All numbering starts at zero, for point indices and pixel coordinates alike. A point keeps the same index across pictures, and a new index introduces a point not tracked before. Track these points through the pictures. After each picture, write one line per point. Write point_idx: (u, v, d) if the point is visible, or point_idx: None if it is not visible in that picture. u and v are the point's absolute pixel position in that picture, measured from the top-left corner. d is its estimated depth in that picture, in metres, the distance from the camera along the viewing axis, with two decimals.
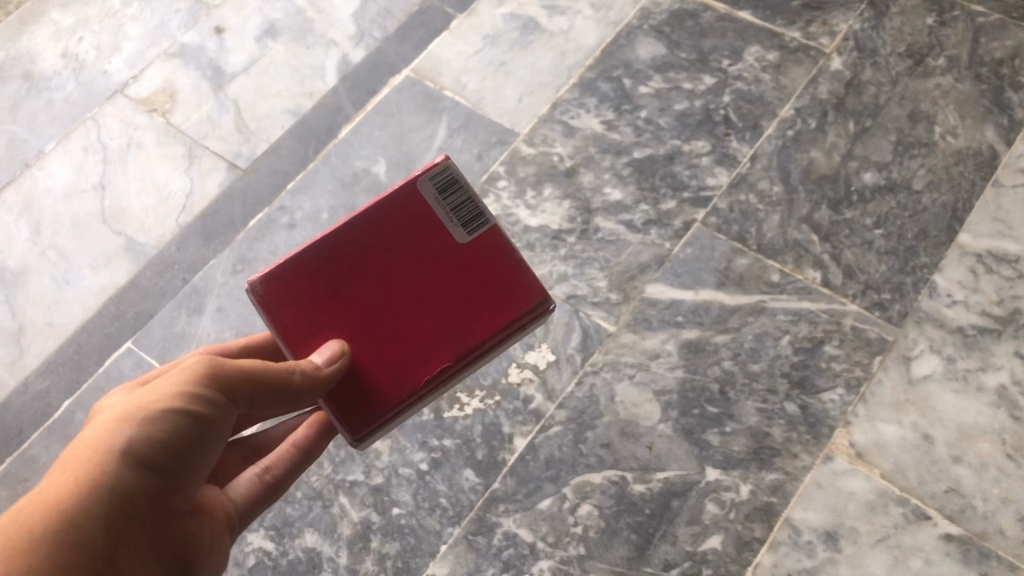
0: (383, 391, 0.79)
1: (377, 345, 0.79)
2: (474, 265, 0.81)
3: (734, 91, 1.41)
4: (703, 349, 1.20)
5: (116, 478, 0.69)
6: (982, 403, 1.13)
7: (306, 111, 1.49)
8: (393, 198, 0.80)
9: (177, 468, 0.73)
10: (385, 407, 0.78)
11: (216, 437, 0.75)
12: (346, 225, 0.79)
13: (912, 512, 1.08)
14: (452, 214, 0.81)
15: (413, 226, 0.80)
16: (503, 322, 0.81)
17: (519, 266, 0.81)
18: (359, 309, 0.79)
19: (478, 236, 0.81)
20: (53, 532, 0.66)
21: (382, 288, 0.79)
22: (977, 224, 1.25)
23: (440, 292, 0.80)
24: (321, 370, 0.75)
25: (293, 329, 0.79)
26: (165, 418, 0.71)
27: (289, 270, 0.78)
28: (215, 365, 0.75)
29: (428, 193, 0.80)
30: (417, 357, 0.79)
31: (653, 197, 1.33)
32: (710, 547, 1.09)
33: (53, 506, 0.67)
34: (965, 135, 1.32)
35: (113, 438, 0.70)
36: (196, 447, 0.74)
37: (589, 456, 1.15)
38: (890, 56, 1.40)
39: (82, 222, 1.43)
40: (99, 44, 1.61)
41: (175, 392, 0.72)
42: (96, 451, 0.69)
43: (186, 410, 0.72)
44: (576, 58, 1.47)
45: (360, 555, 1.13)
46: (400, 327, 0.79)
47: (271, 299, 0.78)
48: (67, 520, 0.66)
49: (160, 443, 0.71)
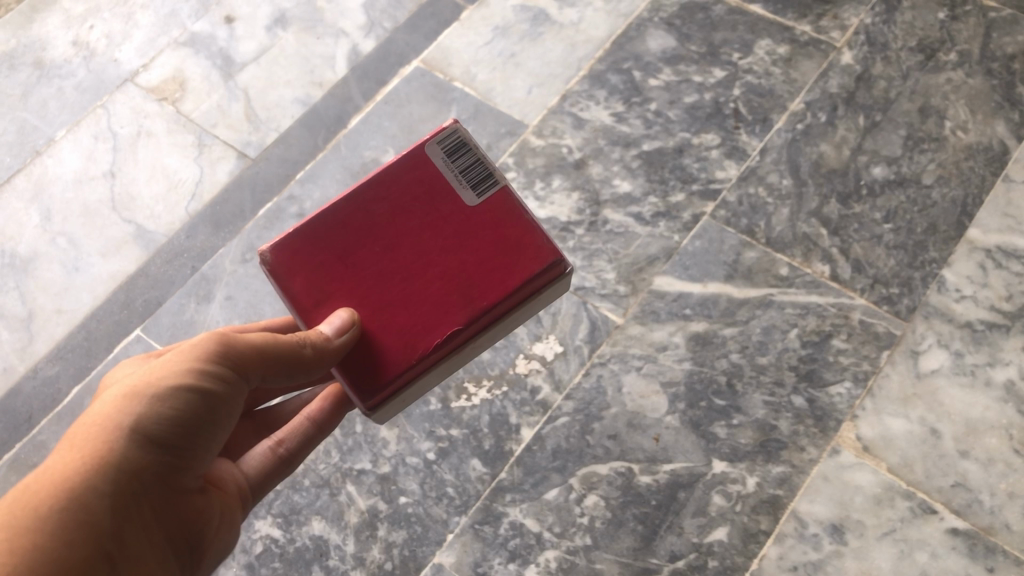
0: (394, 356, 0.77)
1: (387, 312, 0.78)
2: (483, 227, 0.80)
3: (744, 84, 1.40)
4: (711, 341, 1.20)
5: (124, 456, 0.70)
6: (991, 398, 1.13)
7: (316, 100, 1.49)
8: (402, 164, 0.81)
9: (186, 445, 0.74)
10: (396, 371, 0.77)
11: (226, 413, 0.76)
12: (355, 193, 0.80)
13: (918, 506, 1.08)
14: (461, 177, 0.80)
15: (422, 191, 0.80)
16: (514, 284, 0.78)
17: (530, 228, 0.80)
18: (369, 275, 0.79)
19: (488, 199, 0.80)
20: (58, 510, 0.67)
21: (391, 254, 0.79)
22: (987, 219, 1.25)
23: (450, 257, 0.79)
24: (331, 342, 0.73)
25: (302, 298, 0.78)
26: (174, 396, 0.72)
27: (298, 238, 0.79)
28: (226, 340, 0.75)
29: (437, 157, 0.81)
30: (428, 322, 0.78)
31: (662, 189, 1.33)
32: (716, 538, 1.09)
33: (59, 484, 0.68)
34: (976, 130, 1.31)
35: (121, 414, 0.71)
36: (206, 424, 0.74)
37: (596, 447, 1.15)
38: (902, 50, 1.40)
39: (92, 208, 1.43)
40: (110, 31, 1.61)
41: (185, 370, 0.73)
42: (104, 428, 0.70)
43: (195, 387, 0.73)
44: (586, 49, 1.47)
45: (367, 543, 1.13)
46: (409, 292, 0.78)
47: (280, 267, 0.78)
48: (73, 499, 0.68)
49: (169, 420, 0.72)
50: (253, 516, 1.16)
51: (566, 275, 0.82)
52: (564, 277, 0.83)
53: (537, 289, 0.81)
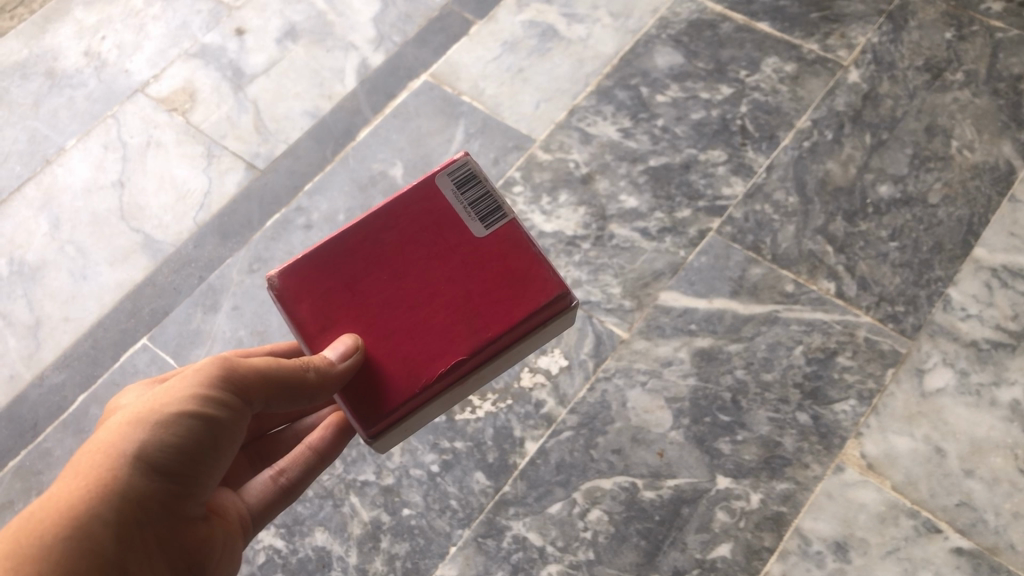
0: (396, 385, 0.77)
1: (391, 339, 0.78)
2: (491, 258, 0.80)
3: (751, 101, 1.41)
4: (717, 357, 1.20)
5: (128, 484, 0.70)
6: (996, 417, 1.13)
7: (324, 112, 1.50)
8: (411, 194, 0.82)
9: (189, 473, 0.74)
10: (398, 400, 0.76)
11: (229, 439, 0.76)
12: (365, 221, 0.81)
13: (923, 525, 1.08)
14: (470, 209, 0.82)
15: (431, 221, 0.81)
16: (520, 315, 0.78)
17: (536, 258, 0.80)
18: (374, 302, 0.79)
19: (495, 230, 0.81)
20: (63, 539, 0.67)
21: (398, 282, 0.80)
22: (993, 239, 1.25)
23: (456, 286, 0.79)
24: (335, 366, 0.73)
25: (308, 323, 0.79)
26: (178, 423, 0.72)
27: (306, 264, 0.80)
28: (229, 365, 0.76)
29: (447, 189, 0.82)
30: (432, 350, 0.78)
31: (668, 205, 1.33)
32: (719, 554, 1.09)
33: (64, 513, 0.68)
34: (982, 150, 1.32)
35: (125, 442, 0.71)
36: (209, 451, 0.74)
37: (600, 461, 1.15)
38: (909, 70, 1.40)
39: (101, 218, 1.44)
40: (121, 42, 1.62)
41: (189, 396, 0.73)
42: (108, 456, 0.70)
43: (199, 413, 0.73)
44: (594, 65, 1.48)
45: (370, 555, 1.13)
46: (414, 320, 0.78)
47: (288, 293, 0.79)
48: (77, 528, 0.68)
49: (172, 447, 0.72)
50: None
51: (573, 310, 0.82)
52: (570, 311, 0.82)
53: (543, 322, 0.80)
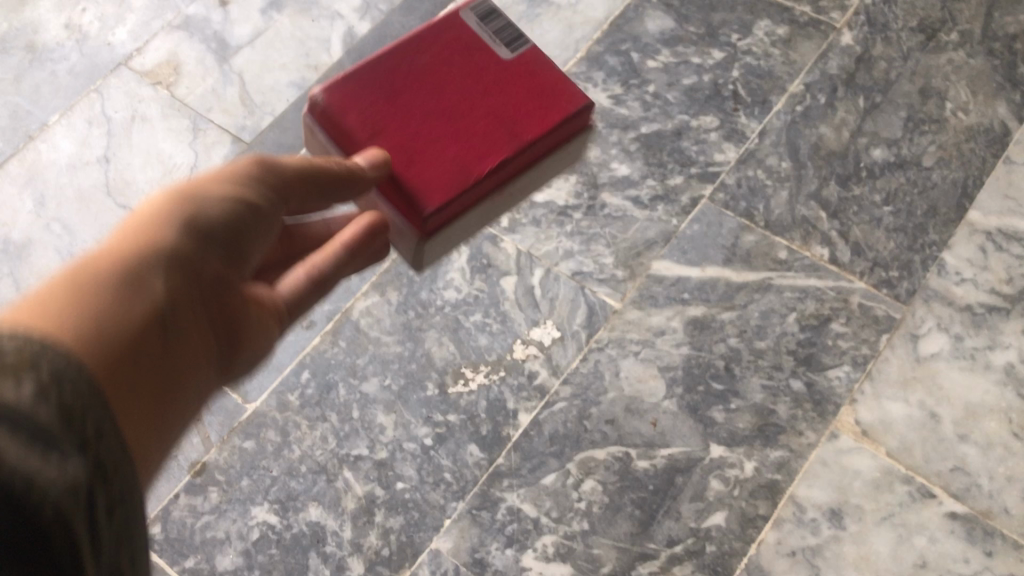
0: (446, 183, 0.74)
1: (436, 141, 0.76)
2: (519, 76, 0.80)
3: (743, 65, 1.39)
4: (709, 326, 1.20)
5: (173, 241, 0.62)
6: (990, 381, 1.13)
7: (311, 83, 1.48)
8: (437, 25, 0.81)
9: (230, 262, 0.66)
10: (453, 193, 0.74)
11: (265, 235, 0.69)
12: (397, 46, 0.79)
13: (917, 491, 1.08)
14: (495, 37, 0.81)
15: (460, 45, 0.81)
16: (555, 121, 0.78)
17: (559, 71, 0.82)
18: (416, 111, 0.77)
19: (521, 54, 0.81)
20: (105, 273, 0.56)
21: (438, 95, 0.78)
22: (988, 202, 1.24)
23: (493, 99, 0.78)
24: (366, 170, 0.71)
25: (354, 130, 0.76)
26: (223, 202, 0.66)
27: (348, 81, 0.77)
28: (265, 163, 0.71)
29: (470, 21, 0.82)
30: (478, 149, 0.76)
31: (660, 172, 1.32)
32: (714, 523, 1.08)
33: (110, 256, 0.58)
34: (977, 112, 1.31)
35: (168, 209, 0.64)
36: (249, 238, 0.67)
37: (594, 432, 1.15)
38: (902, 31, 1.39)
39: (87, 194, 1.42)
40: (103, 15, 1.60)
41: (229, 182, 0.68)
42: (150, 219, 0.62)
43: (243, 197, 0.67)
44: (584, 32, 1.44)
45: (364, 529, 1.12)
46: (456, 128, 0.76)
47: (331, 106, 0.77)
48: (125, 268, 0.58)
49: (217, 221, 0.65)
50: (250, 503, 1.14)
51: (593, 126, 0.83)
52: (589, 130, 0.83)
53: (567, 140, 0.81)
